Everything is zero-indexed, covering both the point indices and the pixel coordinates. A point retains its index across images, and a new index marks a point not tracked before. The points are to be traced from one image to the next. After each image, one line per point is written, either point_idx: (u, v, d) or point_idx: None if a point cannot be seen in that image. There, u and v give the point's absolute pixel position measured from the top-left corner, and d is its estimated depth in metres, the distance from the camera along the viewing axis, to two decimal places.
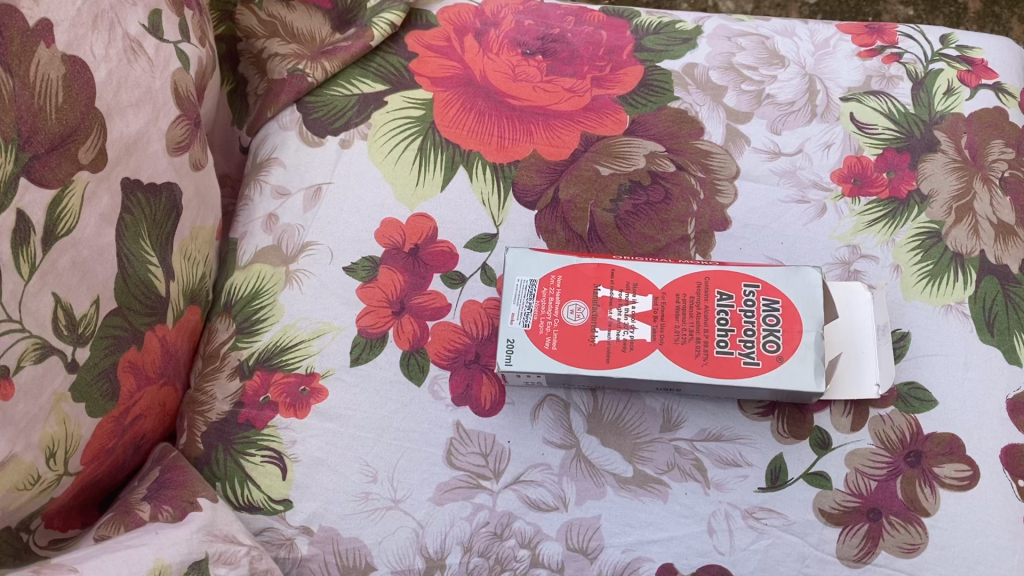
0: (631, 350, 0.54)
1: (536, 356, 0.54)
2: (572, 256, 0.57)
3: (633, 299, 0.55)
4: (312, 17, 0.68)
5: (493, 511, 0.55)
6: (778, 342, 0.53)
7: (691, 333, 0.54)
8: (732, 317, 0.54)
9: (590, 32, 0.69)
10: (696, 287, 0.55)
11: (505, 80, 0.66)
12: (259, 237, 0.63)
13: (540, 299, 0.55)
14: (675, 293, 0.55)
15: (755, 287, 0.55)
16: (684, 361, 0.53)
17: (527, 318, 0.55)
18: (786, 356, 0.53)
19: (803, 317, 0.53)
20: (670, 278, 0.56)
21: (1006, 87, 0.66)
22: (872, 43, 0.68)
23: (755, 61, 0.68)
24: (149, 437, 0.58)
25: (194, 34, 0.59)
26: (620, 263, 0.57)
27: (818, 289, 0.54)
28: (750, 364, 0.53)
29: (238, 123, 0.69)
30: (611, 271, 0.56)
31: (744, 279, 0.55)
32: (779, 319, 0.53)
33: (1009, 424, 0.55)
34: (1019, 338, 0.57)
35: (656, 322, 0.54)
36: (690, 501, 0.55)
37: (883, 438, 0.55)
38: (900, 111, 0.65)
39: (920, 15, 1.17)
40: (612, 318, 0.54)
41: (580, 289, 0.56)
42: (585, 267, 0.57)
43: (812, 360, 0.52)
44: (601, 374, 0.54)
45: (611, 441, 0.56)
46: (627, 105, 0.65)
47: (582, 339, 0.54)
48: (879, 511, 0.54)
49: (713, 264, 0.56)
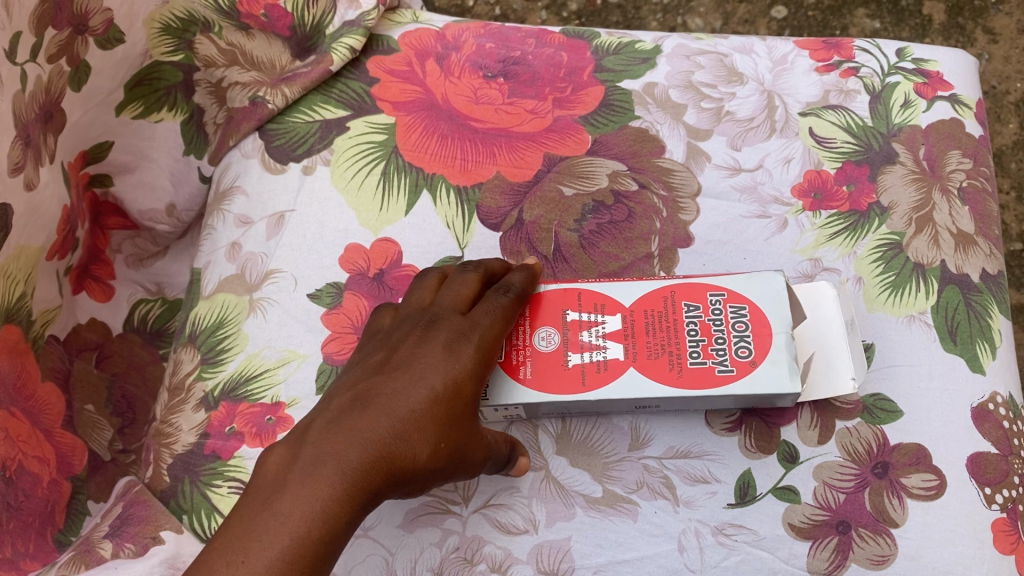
0: (606, 371, 0.54)
1: (510, 386, 0.54)
2: (541, 280, 0.57)
3: (602, 319, 0.55)
4: (271, 45, 0.68)
5: (463, 535, 0.55)
6: (750, 347, 0.52)
7: (663, 347, 0.54)
8: (702, 329, 0.54)
9: (551, 53, 0.69)
10: (664, 301, 0.55)
11: (467, 103, 0.66)
12: (222, 266, 0.63)
13: (509, 329, 0.55)
14: (643, 309, 0.55)
15: (722, 296, 0.55)
16: (659, 376, 0.53)
17: (499, 351, 0.54)
18: (759, 361, 0.52)
19: (772, 321, 0.53)
20: (637, 296, 0.56)
21: (963, 98, 0.66)
22: (829, 58, 0.68)
23: (714, 79, 0.68)
24: (19, 467, 0.54)
25: (46, 52, 0.54)
26: (587, 285, 0.57)
27: (781, 293, 0.54)
28: (725, 372, 0.52)
29: (196, 154, 0.68)
30: (578, 293, 0.56)
31: (709, 288, 0.55)
32: (749, 325, 0.53)
33: (975, 432, 0.56)
34: (981, 346, 0.58)
35: (626, 340, 0.54)
36: (660, 519, 0.55)
37: (849, 450, 0.56)
38: (858, 124, 0.65)
39: (886, 27, 1.17)
40: (583, 341, 0.54)
41: (548, 314, 0.56)
42: (553, 290, 0.57)
43: (784, 364, 0.52)
44: (579, 397, 0.54)
45: (580, 461, 0.57)
46: (589, 125, 0.66)
47: (555, 364, 0.54)
48: (848, 524, 0.54)
49: (678, 277, 0.56)
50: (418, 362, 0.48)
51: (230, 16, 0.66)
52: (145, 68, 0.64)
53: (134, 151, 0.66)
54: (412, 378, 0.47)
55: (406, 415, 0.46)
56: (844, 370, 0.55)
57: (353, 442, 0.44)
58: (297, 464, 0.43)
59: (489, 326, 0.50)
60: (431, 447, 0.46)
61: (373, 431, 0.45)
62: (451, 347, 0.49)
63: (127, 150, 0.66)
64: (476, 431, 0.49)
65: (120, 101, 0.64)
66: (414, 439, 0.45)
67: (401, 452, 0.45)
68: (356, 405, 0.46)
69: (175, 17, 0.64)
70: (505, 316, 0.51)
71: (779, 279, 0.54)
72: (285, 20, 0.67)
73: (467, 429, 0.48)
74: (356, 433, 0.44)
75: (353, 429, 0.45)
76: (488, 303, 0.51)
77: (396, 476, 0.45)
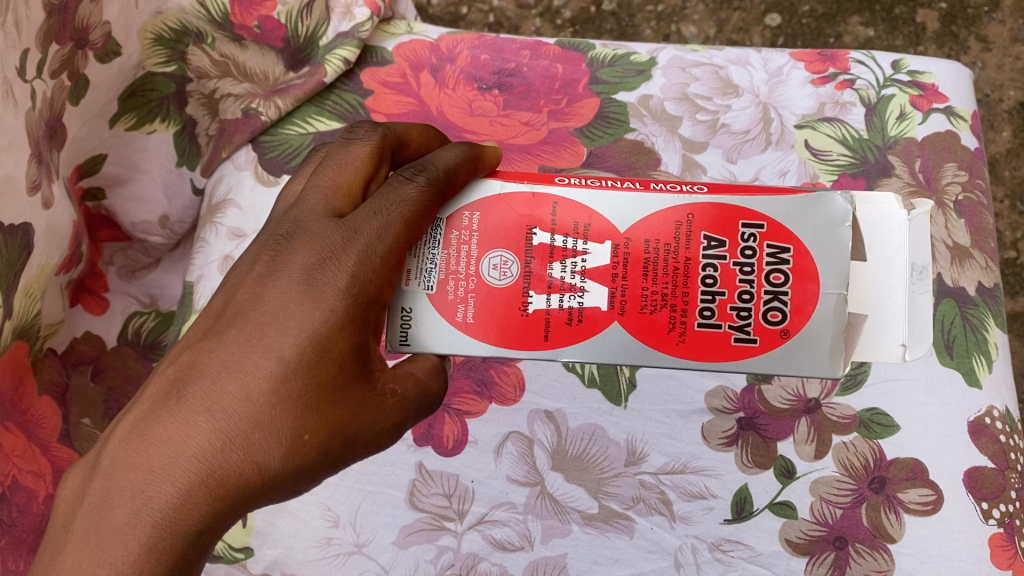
0: (579, 324, 0.41)
1: (442, 330, 0.41)
2: (494, 180, 0.43)
3: (584, 248, 0.41)
4: (264, 57, 0.67)
5: (458, 552, 0.55)
6: (784, 312, 0.40)
7: (663, 299, 0.41)
8: (722, 277, 0.40)
9: (545, 65, 0.69)
10: (679, 225, 0.41)
11: (462, 115, 0.67)
12: (215, 280, 0.63)
13: (448, 250, 0.42)
14: (644, 237, 0.41)
15: (758, 230, 0.41)
16: (652, 338, 0.41)
17: (431, 279, 0.41)
18: (793, 331, 0.40)
19: (821, 272, 0.40)
20: (634, 218, 0.42)
21: (958, 111, 0.66)
22: (824, 70, 0.68)
23: (709, 91, 0.68)
24: (12, 483, 0.54)
25: (50, 68, 0.53)
26: (564, 194, 0.42)
27: (845, 225, 0.41)
28: (744, 341, 0.41)
29: (189, 165, 0.67)
30: (551, 205, 0.42)
31: (742, 217, 0.41)
32: (790, 276, 0.40)
33: (972, 446, 0.55)
34: (978, 360, 0.58)
35: (613, 281, 0.41)
36: (656, 535, 0.55)
37: (847, 465, 0.56)
38: (854, 136, 0.65)
39: (880, 36, 1.12)
40: (553, 278, 0.41)
41: (504, 231, 0.42)
42: (515, 195, 0.42)
43: (830, 336, 0.40)
44: (535, 355, 0.42)
45: (576, 477, 0.56)
46: (584, 137, 0.66)
47: (508, 309, 0.41)
48: (845, 539, 0.55)
49: (702, 194, 0.42)
50: (269, 319, 0.37)
51: (223, 27, 0.65)
52: (139, 79, 0.63)
53: (127, 162, 0.64)
54: (247, 347, 0.37)
55: (248, 405, 0.36)
56: (896, 331, 0.40)
57: (163, 466, 0.36)
58: (87, 497, 0.36)
59: (375, 243, 0.38)
60: (286, 441, 0.37)
61: (191, 445, 0.36)
62: (306, 298, 0.37)
63: (120, 162, 0.64)
64: (371, 399, 0.39)
65: (114, 113, 0.63)
66: (261, 439, 0.37)
67: (241, 462, 0.36)
68: (174, 396, 0.37)
69: (167, 28, 0.63)
70: (418, 205, 0.39)
71: (845, 223, 0.41)
72: (279, 31, 0.66)
73: (355, 403, 0.38)
74: (173, 447, 0.36)
75: (164, 437, 0.36)
76: (378, 204, 0.39)
77: (243, 489, 0.36)
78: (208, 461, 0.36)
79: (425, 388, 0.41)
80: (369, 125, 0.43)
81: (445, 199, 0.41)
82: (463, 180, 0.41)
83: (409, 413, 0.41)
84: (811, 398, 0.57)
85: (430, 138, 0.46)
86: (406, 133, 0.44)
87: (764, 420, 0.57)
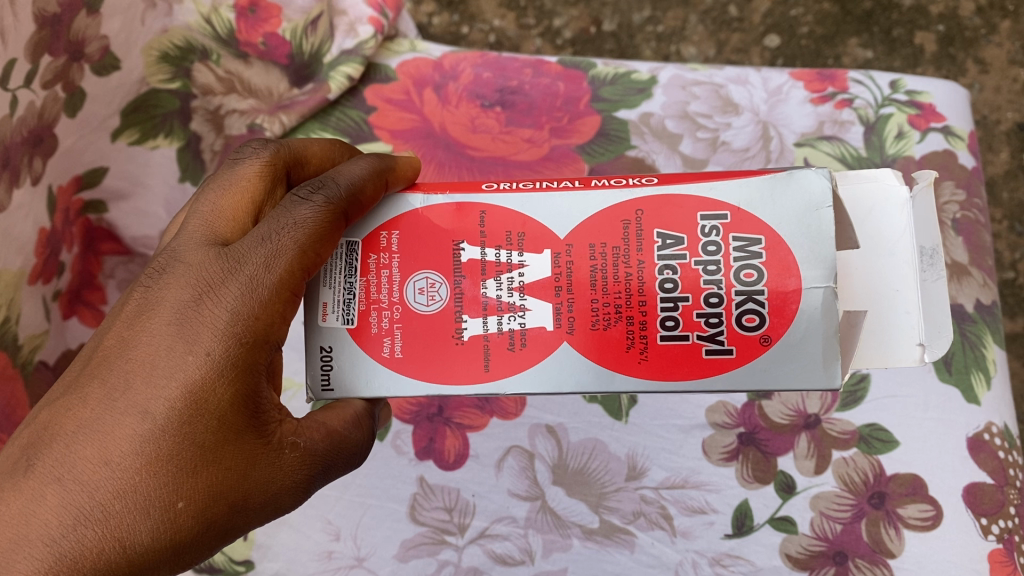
0: (522, 349, 0.38)
1: (370, 370, 0.38)
2: (415, 194, 0.40)
3: (520, 260, 0.39)
4: (269, 73, 0.68)
5: (459, 566, 0.55)
6: (761, 316, 0.37)
7: (615, 313, 0.38)
8: (684, 280, 0.37)
9: (547, 83, 0.70)
10: (627, 224, 0.38)
11: (464, 131, 0.68)
12: None
13: (367, 276, 0.39)
14: (588, 243, 0.38)
15: (721, 221, 0.38)
16: (608, 362, 0.38)
17: (350, 311, 0.39)
18: (774, 339, 0.37)
19: (805, 265, 0.37)
20: (573, 220, 0.39)
21: (955, 130, 0.67)
22: (824, 89, 0.69)
23: (710, 109, 0.68)
24: None
25: (41, 79, 0.53)
26: (492, 202, 0.40)
27: (821, 211, 0.37)
28: (719, 354, 0.37)
29: (193, 180, 0.66)
30: (479, 214, 0.40)
31: (699, 210, 0.38)
32: (763, 271, 0.37)
33: (970, 462, 0.55)
34: (976, 376, 0.58)
35: (557, 295, 0.38)
36: (657, 550, 0.55)
37: (847, 480, 0.56)
38: (853, 155, 0.66)
39: (879, 57, 1.10)
40: (487, 299, 0.38)
41: (429, 252, 0.39)
42: (436, 209, 0.40)
43: (820, 341, 0.37)
44: (477, 387, 0.38)
45: (576, 491, 0.56)
46: (586, 155, 0.67)
47: (442, 337, 0.38)
48: (846, 554, 0.55)
49: (651, 185, 0.39)
50: (134, 368, 0.33)
51: (228, 44, 0.66)
52: (143, 95, 0.63)
53: (128, 176, 0.63)
54: (112, 407, 0.33)
55: (107, 471, 0.32)
56: (911, 330, 0.37)
57: (6, 552, 0.30)
58: None
59: (261, 274, 0.34)
60: (158, 515, 0.33)
61: (38, 524, 0.31)
62: (178, 343, 0.34)
63: (122, 175, 0.62)
64: (262, 454, 0.35)
65: (117, 126, 0.62)
66: (123, 510, 0.32)
67: (99, 541, 0.31)
68: (21, 467, 0.32)
69: (173, 46, 0.63)
70: (315, 229, 0.36)
71: (825, 205, 0.37)
72: (284, 48, 0.67)
73: (239, 458, 0.34)
74: (17, 529, 0.31)
75: (8, 517, 0.31)
76: (268, 229, 0.35)
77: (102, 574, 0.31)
78: (59, 543, 0.31)
79: (337, 439, 0.38)
80: (258, 143, 0.40)
81: (348, 221, 0.38)
82: (371, 196, 0.38)
83: (314, 469, 0.37)
84: (811, 414, 0.58)
85: (333, 152, 0.43)
86: (303, 150, 0.41)
87: (764, 436, 0.57)
